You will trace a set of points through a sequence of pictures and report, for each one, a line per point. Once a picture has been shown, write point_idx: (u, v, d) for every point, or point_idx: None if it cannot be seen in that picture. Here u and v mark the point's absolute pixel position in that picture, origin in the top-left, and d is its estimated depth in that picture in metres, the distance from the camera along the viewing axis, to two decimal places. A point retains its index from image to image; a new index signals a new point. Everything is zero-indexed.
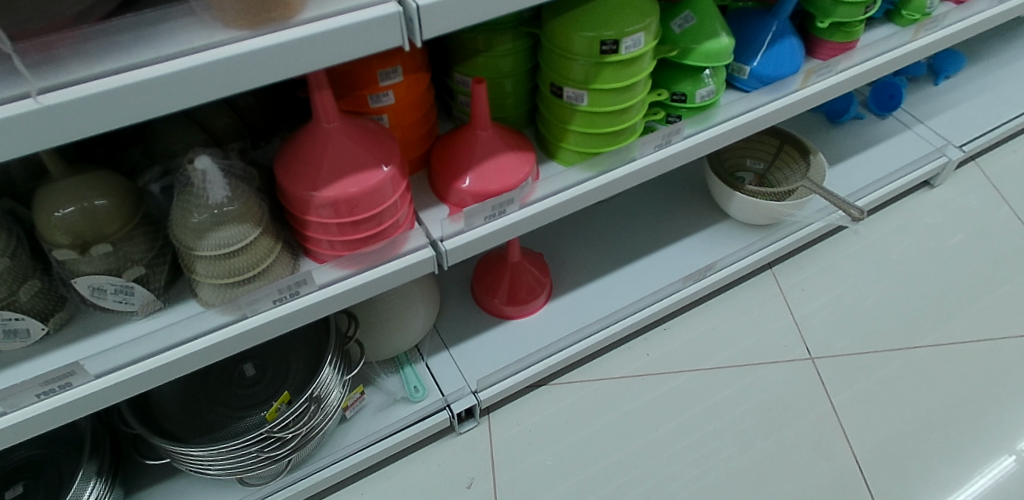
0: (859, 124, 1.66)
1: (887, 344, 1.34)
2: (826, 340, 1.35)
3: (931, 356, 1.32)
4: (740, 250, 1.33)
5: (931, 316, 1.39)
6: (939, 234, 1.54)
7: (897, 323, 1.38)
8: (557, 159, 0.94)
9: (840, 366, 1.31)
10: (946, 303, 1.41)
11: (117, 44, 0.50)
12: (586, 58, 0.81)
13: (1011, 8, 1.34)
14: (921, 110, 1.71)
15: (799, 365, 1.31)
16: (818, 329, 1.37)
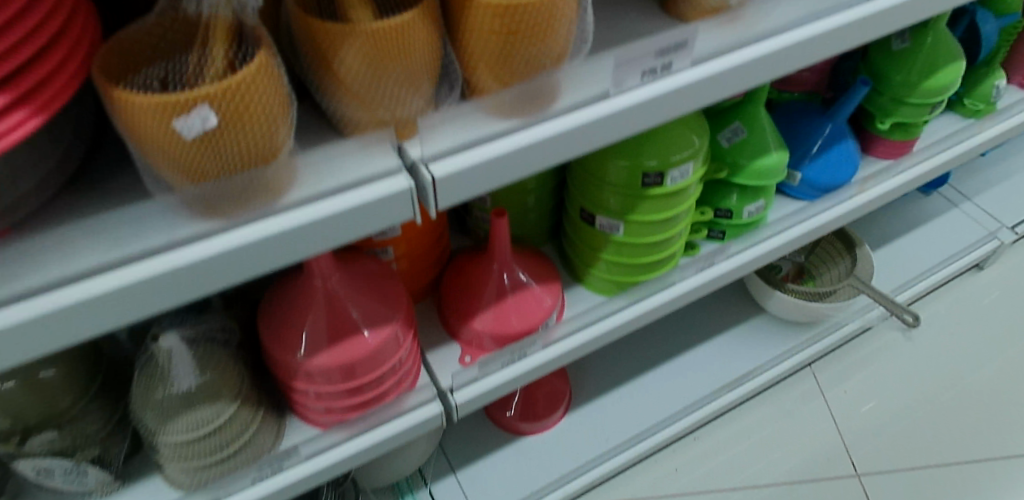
0: (902, 200, 1.54)
1: (938, 460, 1.23)
2: (872, 454, 1.23)
3: (981, 468, 1.23)
4: (778, 353, 1.22)
5: (982, 427, 1.28)
6: (988, 326, 1.44)
7: (947, 435, 1.27)
8: (585, 283, 0.83)
9: (888, 486, 1.19)
10: (998, 411, 1.31)
11: (60, 243, 0.40)
12: (623, 189, 0.71)
13: None
14: (968, 185, 1.59)
15: (844, 483, 1.19)
16: (862, 438, 1.25)
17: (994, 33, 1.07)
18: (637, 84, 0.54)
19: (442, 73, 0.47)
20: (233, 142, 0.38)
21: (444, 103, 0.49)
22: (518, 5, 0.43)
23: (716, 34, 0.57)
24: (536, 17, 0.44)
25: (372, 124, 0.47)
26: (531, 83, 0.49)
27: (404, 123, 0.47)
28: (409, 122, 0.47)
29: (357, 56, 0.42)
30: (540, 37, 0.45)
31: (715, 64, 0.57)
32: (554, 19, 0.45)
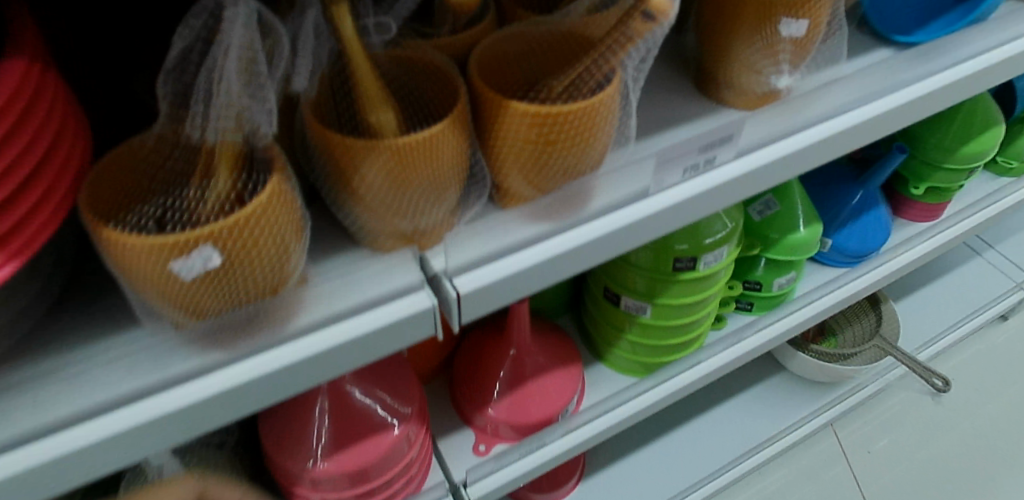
0: None
1: None
2: None
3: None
4: (801, 416, 1.18)
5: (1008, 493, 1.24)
6: (1012, 382, 1.40)
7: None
8: (606, 360, 0.79)
9: None
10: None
11: (45, 385, 0.36)
12: (652, 272, 0.66)
13: None
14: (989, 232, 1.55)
15: None
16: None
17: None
18: (678, 180, 0.50)
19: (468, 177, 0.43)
20: (242, 276, 0.34)
21: (469, 208, 0.44)
22: (558, 114, 0.39)
23: (762, 123, 0.53)
24: (578, 124, 0.40)
25: (393, 235, 0.42)
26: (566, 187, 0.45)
27: (426, 231, 0.42)
28: (432, 230, 0.43)
29: (378, 169, 0.38)
30: (581, 145, 0.41)
31: (762, 154, 0.52)
32: (597, 125, 0.41)
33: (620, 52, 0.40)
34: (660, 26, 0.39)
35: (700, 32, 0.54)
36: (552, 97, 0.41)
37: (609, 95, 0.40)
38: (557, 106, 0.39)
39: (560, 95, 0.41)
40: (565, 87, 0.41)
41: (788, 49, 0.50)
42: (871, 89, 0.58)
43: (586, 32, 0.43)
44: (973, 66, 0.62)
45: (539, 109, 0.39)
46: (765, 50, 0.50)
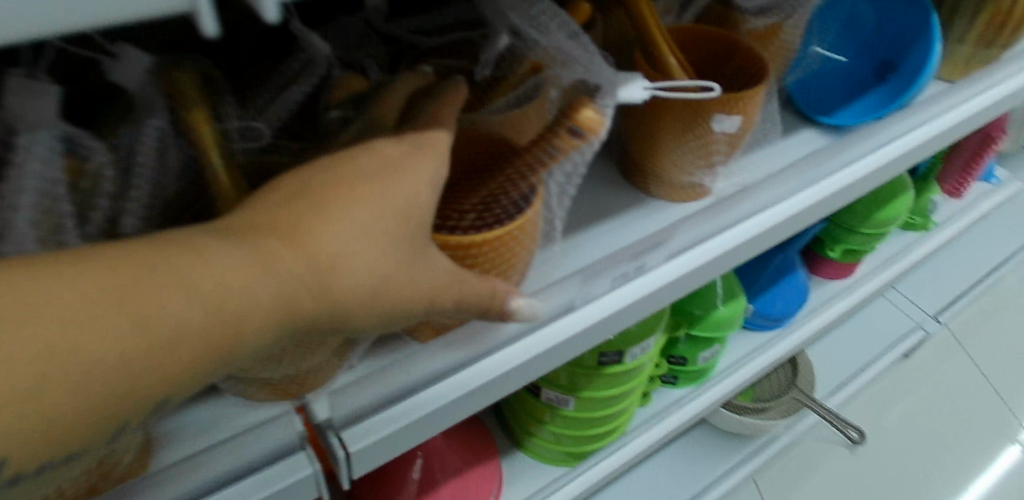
0: None
1: None
2: None
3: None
4: (723, 470, 1.16)
5: None
6: (911, 421, 1.45)
7: None
8: (526, 449, 0.73)
9: None
10: None
11: None
12: (574, 366, 0.61)
13: (995, 202, 1.25)
14: None
15: None
16: None
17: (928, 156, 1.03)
18: (606, 289, 0.45)
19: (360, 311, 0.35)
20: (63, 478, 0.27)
21: (362, 346, 0.37)
22: (477, 244, 0.34)
23: (698, 222, 0.49)
24: (500, 253, 0.35)
25: (266, 387, 0.35)
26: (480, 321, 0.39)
27: (305, 378, 0.34)
28: (316, 374, 0.35)
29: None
30: (500, 277, 0.36)
31: (694, 255, 0.48)
32: (519, 254, 0.36)
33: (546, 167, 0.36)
34: (591, 142, 0.36)
35: (621, 121, 0.49)
36: (466, 220, 0.36)
37: (535, 215, 0.36)
38: (476, 236, 0.34)
39: (475, 218, 0.36)
40: (481, 209, 0.36)
41: (722, 145, 0.46)
42: (798, 179, 0.55)
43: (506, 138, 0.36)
44: (892, 152, 0.61)
45: (457, 241, 0.34)
46: (695, 147, 0.46)
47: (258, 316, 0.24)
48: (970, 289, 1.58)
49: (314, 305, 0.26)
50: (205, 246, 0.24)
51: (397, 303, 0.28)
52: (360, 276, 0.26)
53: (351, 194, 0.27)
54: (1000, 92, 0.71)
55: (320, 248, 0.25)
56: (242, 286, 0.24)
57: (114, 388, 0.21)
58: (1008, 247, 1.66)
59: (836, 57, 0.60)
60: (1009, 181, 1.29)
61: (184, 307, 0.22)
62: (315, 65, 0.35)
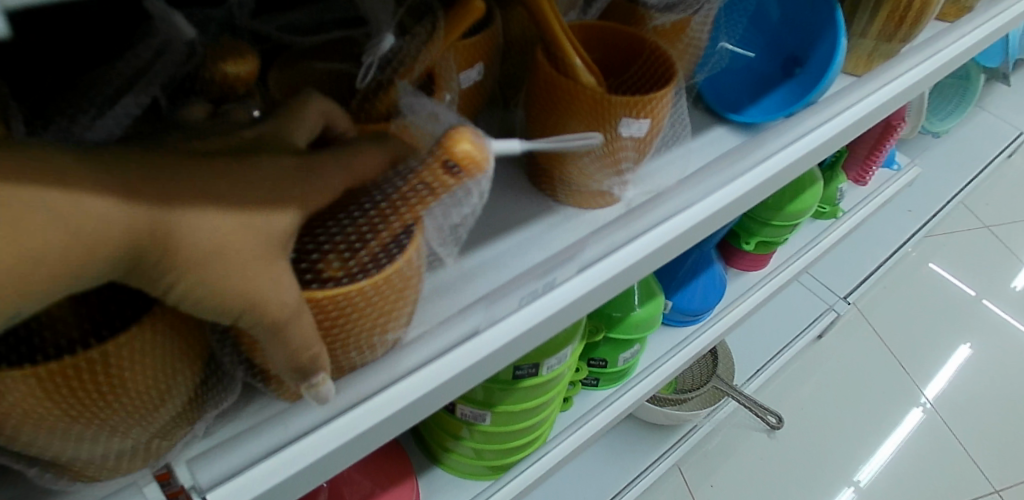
0: None
1: None
2: None
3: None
4: (648, 463, 1.17)
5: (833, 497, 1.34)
6: (826, 399, 1.50)
7: None
8: (443, 464, 0.70)
9: None
10: (849, 478, 1.37)
11: None
12: (490, 381, 0.58)
13: (897, 186, 1.30)
14: None
15: None
16: None
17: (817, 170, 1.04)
18: (516, 307, 0.42)
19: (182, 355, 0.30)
20: None
21: (212, 410, 0.33)
22: (345, 294, 0.31)
23: (612, 232, 0.47)
24: (378, 299, 0.32)
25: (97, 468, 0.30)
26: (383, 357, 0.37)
27: (144, 450, 0.31)
28: (155, 444, 0.31)
29: (42, 385, 0.26)
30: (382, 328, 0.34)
31: (607, 265, 0.46)
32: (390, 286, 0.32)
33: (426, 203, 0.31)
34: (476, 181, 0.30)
35: (525, 119, 0.46)
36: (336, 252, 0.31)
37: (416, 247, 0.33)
38: (340, 288, 0.31)
39: (346, 254, 0.31)
40: (352, 245, 0.31)
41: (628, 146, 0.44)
42: (711, 177, 0.53)
43: (348, 185, 0.29)
44: (803, 148, 0.60)
45: (322, 294, 0.30)
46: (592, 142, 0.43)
47: (88, 252, 0.21)
48: (874, 270, 1.65)
49: (149, 258, 0.23)
50: (65, 164, 0.22)
51: (232, 298, 0.25)
52: (206, 247, 0.24)
53: (246, 162, 0.26)
54: (901, 85, 0.72)
55: (177, 198, 0.23)
56: (84, 211, 0.21)
57: None
58: (909, 228, 1.74)
59: (745, 52, 0.59)
60: (909, 166, 1.34)
61: (27, 215, 0.20)
62: (170, 52, 0.31)
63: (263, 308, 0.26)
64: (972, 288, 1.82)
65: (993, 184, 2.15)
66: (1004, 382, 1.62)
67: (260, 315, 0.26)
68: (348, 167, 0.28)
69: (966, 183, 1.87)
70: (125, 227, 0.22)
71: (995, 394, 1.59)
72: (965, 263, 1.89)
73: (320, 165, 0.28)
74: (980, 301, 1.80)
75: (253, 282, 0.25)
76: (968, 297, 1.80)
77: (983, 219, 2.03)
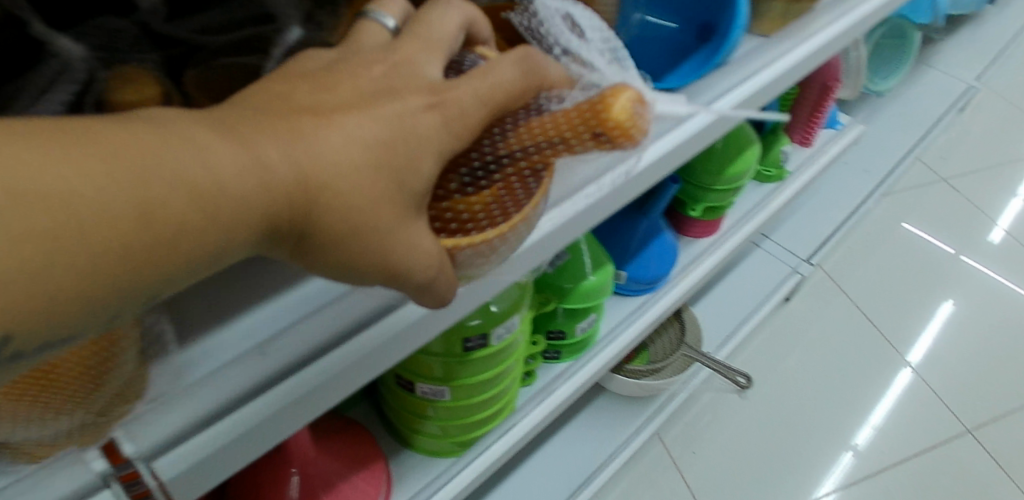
0: None
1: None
2: None
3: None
4: (625, 438, 1.20)
5: (818, 453, 1.39)
6: (801, 360, 1.55)
7: (793, 472, 1.35)
8: (414, 448, 0.71)
9: None
10: (836, 433, 1.42)
11: None
12: (444, 355, 0.61)
13: (845, 144, 1.34)
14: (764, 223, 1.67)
15: None
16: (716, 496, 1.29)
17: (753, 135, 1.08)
18: None
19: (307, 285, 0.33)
20: None
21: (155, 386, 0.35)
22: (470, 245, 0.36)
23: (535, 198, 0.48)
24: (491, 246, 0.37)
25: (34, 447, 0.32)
26: (306, 318, 0.40)
27: (85, 430, 0.32)
28: (98, 425, 0.32)
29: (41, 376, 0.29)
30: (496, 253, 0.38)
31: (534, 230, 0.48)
32: (495, 245, 0.37)
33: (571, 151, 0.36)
34: (630, 146, 0.34)
35: None
36: (470, 170, 0.37)
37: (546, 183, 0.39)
38: (475, 238, 0.36)
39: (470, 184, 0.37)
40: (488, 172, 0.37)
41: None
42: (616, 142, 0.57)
43: (490, 111, 0.32)
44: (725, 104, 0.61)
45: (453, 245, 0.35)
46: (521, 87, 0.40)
47: (234, 222, 0.25)
48: (836, 230, 1.69)
49: (291, 223, 0.27)
50: (205, 145, 0.25)
51: (372, 258, 0.29)
52: (338, 208, 0.27)
53: (371, 118, 0.29)
54: (824, 39, 0.74)
55: (312, 168, 0.27)
56: (226, 188, 0.25)
57: (92, 272, 0.23)
58: (864, 187, 1.79)
59: (654, 22, 0.62)
60: (851, 125, 1.38)
61: (169, 194, 0.23)
62: (72, 71, 0.34)
63: (400, 273, 0.30)
64: (949, 246, 1.87)
65: (949, 140, 2.21)
66: (983, 331, 1.67)
67: (394, 279, 0.31)
68: (484, 99, 0.31)
69: (919, 138, 1.93)
70: (263, 199, 0.26)
71: (979, 351, 1.63)
72: (930, 219, 1.94)
73: (449, 101, 0.31)
74: (958, 258, 1.85)
75: (388, 252, 0.29)
76: (949, 255, 1.85)
77: (940, 173, 2.08)
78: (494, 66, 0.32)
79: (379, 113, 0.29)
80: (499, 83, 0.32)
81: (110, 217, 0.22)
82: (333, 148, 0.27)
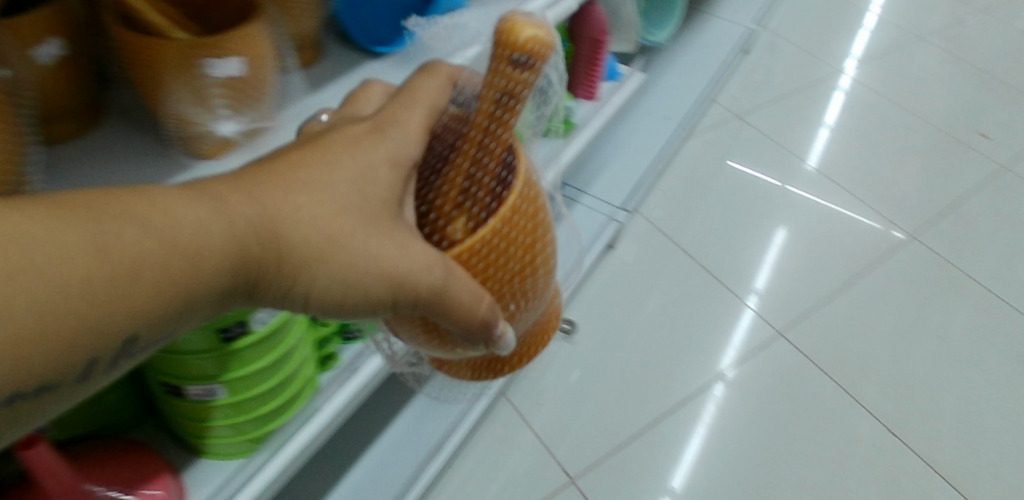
0: None
1: (634, 431, 1.33)
2: (579, 452, 1.30)
3: (650, 447, 1.31)
4: (458, 413, 1.19)
5: (663, 379, 1.41)
6: (639, 296, 1.58)
7: (637, 399, 1.38)
8: (209, 456, 0.68)
9: (600, 477, 1.26)
10: (674, 359, 1.45)
11: None
12: (206, 353, 0.59)
13: (627, 93, 1.41)
14: (582, 180, 1.75)
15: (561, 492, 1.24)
16: (565, 440, 1.31)
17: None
18: None
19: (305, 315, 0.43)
20: None
21: None
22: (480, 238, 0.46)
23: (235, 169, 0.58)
24: (505, 233, 0.47)
25: None
26: None
27: None
28: None
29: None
30: (510, 226, 0.46)
31: None
32: (501, 227, 0.46)
33: (520, 103, 0.45)
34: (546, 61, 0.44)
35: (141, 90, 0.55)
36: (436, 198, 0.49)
37: (525, 166, 0.48)
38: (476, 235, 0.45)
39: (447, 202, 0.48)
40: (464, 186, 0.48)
41: (248, 120, 0.57)
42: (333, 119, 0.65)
43: (419, 133, 0.46)
44: None
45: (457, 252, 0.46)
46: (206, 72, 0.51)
47: (222, 254, 0.35)
48: (649, 175, 1.78)
49: (278, 248, 0.38)
50: (176, 209, 0.34)
51: (363, 264, 0.40)
52: (316, 229, 0.39)
53: (322, 167, 0.41)
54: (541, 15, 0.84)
55: (282, 207, 0.38)
56: (202, 230, 0.35)
57: (119, 302, 0.32)
58: (665, 131, 1.90)
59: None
60: (630, 75, 1.47)
61: (144, 237, 0.33)
62: None
63: (404, 281, 0.42)
64: (774, 180, 1.89)
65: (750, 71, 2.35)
66: (817, 252, 1.69)
67: (401, 287, 0.42)
68: (410, 129, 0.46)
69: (709, 83, 2.09)
70: (242, 232, 0.36)
71: (813, 275, 1.62)
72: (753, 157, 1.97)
73: (386, 143, 0.44)
74: (784, 190, 1.86)
75: (376, 265, 0.41)
76: (775, 188, 1.86)
77: (746, 103, 2.19)
78: (420, 96, 0.47)
79: (328, 163, 0.41)
80: (421, 110, 0.47)
81: (84, 270, 0.31)
82: (304, 190, 0.39)
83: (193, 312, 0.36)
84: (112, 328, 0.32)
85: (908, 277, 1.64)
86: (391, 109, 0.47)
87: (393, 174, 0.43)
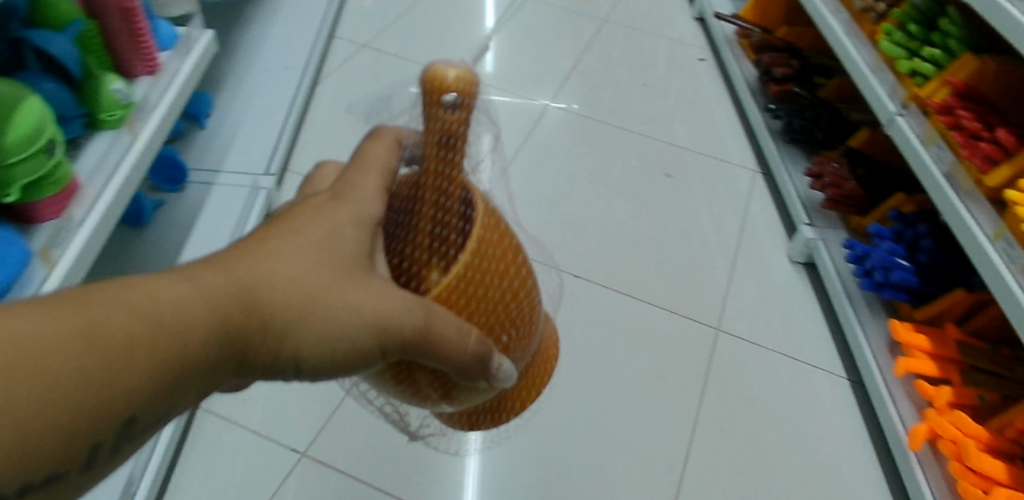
0: (166, 209, 1.46)
1: None
2: (297, 427, 1.21)
3: None
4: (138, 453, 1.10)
5: None
6: None
7: None
8: None
9: (328, 441, 1.20)
10: None
11: None
12: None
13: (198, 60, 1.32)
14: (212, 159, 1.59)
15: (295, 474, 1.16)
16: (282, 422, 1.22)
17: (60, 94, 0.99)
18: None
19: (302, 377, 0.50)
20: None
21: None
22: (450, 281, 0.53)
23: None
24: (471, 268, 0.54)
25: None
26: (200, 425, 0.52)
27: None
28: None
29: None
30: (472, 261, 0.54)
31: None
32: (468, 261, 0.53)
33: (460, 140, 0.53)
34: (472, 100, 0.52)
35: None
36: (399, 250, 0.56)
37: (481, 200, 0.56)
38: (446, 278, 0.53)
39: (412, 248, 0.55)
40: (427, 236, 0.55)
41: None
42: None
43: (376, 191, 0.54)
44: None
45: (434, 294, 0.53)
46: None
47: (204, 320, 0.42)
48: (283, 131, 1.69)
49: (262, 311, 0.45)
50: (161, 290, 0.41)
51: (342, 314, 0.47)
52: (295, 289, 0.46)
53: (291, 236, 0.48)
54: None
55: (257, 273, 0.45)
56: (183, 305, 0.41)
57: (115, 378, 0.38)
58: (291, 82, 1.85)
59: None
60: (192, 31, 1.34)
61: (122, 321, 0.39)
62: None
63: (387, 325, 0.48)
64: None
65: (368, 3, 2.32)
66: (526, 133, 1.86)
67: (385, 329, 0.48)
68: (368, 188, 0.54)
69: (319, 30, 2.05)
70: (221, 302, 0.43)
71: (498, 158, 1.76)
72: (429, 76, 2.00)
73: (344, 204, 0.52)
74: None
75: (358, 316, 0.48)
76: None
77: (369, 33, 2.16)
78: (369, 157, 0.56)
79: (298, 233, 0.48)
80: (374, 167, 0.55)
81: (77, 355, 0.37)
82: (276, 257, 0.46)
83: (185, 384, 0.42)
84: (109, 402, 0.38)
85: (560, 142, 1.85)
86: (347, 178, 0.54)
87: (353, 233, 0.50)
